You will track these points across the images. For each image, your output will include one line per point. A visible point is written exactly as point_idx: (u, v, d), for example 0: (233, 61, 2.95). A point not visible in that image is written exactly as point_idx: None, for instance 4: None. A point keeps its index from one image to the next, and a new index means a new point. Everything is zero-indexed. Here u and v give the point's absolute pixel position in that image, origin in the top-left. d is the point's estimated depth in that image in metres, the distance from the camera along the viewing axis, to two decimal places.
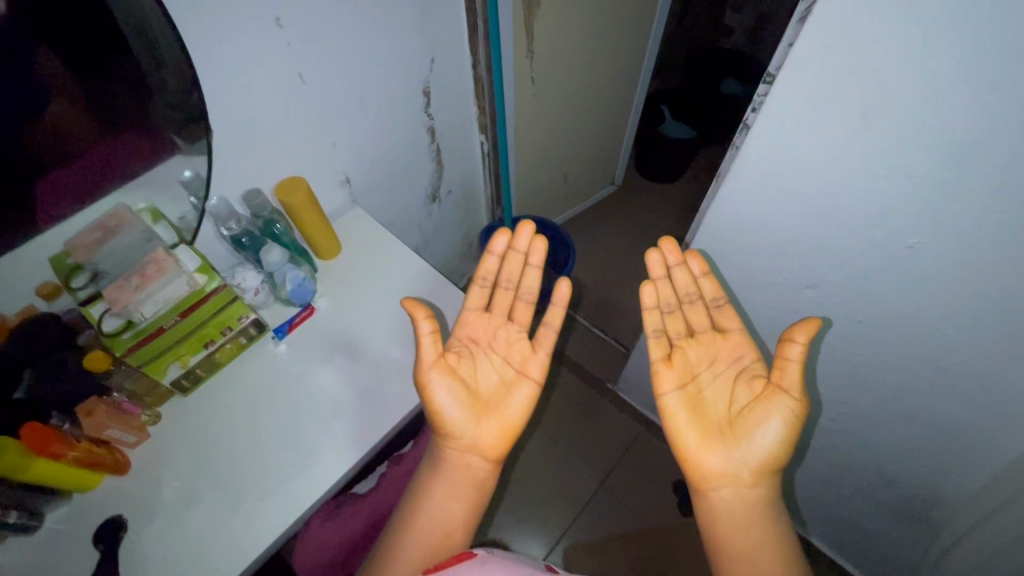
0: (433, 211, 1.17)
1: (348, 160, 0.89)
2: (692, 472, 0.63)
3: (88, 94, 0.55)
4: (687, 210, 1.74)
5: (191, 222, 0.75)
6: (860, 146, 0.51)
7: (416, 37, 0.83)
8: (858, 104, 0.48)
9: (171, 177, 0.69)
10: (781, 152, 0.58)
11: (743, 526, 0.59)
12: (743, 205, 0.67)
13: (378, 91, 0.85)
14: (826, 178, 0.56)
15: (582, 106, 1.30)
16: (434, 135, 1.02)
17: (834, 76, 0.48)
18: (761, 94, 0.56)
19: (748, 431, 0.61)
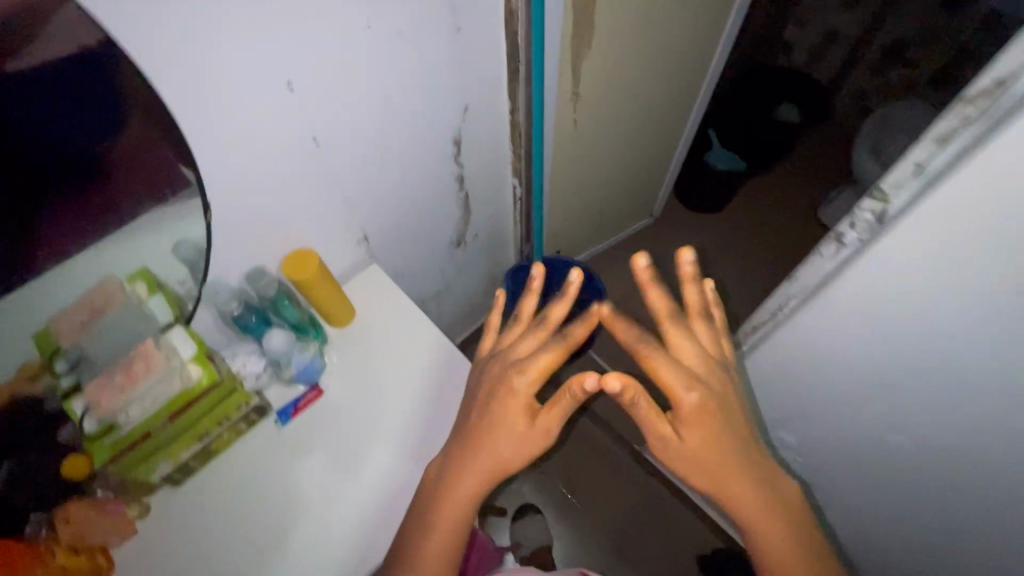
0: (457, 255, 1.08)
1: (367, 217, 0.80)
2: None
3: (62, 140, 0.46)
4: (728, 245, 1.61)
5: (192, 291, 0.65)
6: (993, 300, 0.44)
7: (449, 86, 0.73)
8: (998, 256, 0.41)
9: (164, 249, 0.60)
10: (880, 284, 0.51)
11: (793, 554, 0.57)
12: (823, 328, 0.61)
13: (403, 146, 0.75)
14: (940, 320, 0.49)
15: (626, 141, 1.18)
16: (462, 182, 0.92)
17: (971, 224, 0.41)
18: (865, 216, 0.50)
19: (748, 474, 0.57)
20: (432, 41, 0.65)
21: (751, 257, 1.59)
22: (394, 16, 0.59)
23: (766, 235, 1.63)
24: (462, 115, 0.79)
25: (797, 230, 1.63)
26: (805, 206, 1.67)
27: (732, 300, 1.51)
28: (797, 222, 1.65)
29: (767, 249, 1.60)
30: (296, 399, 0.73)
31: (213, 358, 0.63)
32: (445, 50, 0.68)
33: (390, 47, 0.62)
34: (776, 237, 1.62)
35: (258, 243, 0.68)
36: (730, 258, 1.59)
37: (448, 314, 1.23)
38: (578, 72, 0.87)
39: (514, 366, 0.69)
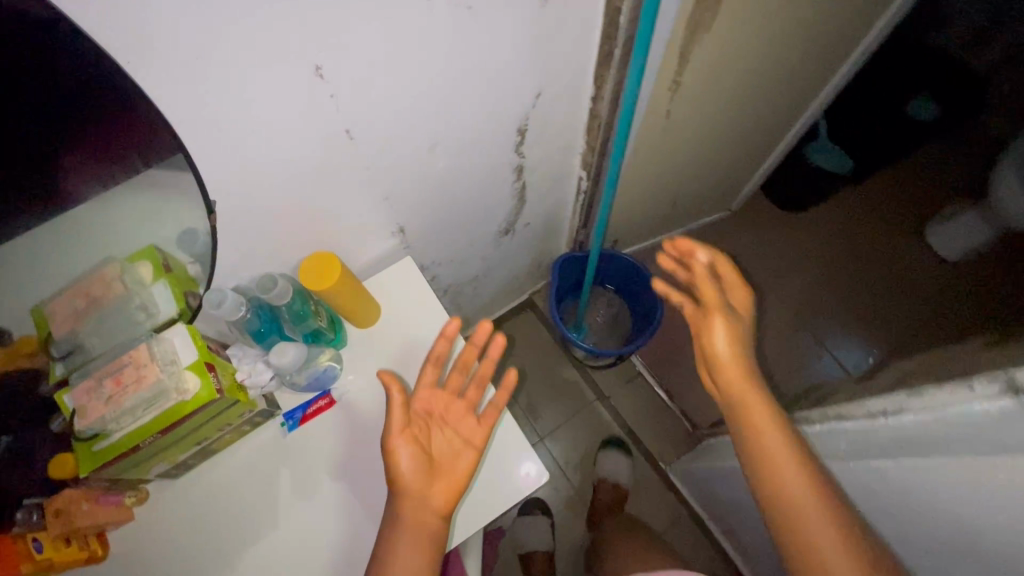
0: (504, 244, 0.96)
1: (406, 211, 0.69)
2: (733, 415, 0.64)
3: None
4: (810, 255, 1.41)
5: (199, 274, 0.58)
6: None
7: (524, 69, 0.59)
8: None
9: (165, 235, 0.52)
10: None
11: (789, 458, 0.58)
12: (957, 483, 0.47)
13: (458, 138, 0.63)
14: None
15: (719, 133, 1.00)
16: (521, 173, 0.78)
17: None
18: None
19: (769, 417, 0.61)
20: (511, 16, 0.51)
21: (832, 272, 1.39)
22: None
23: (856, 248, 1.41)
24: (532, 102, 0.65)
25: (894, 248, 1.41)
26: (910, 219, 1.43)
27: (800, 320, 1.34)
28: (897, 238, 1.42)
29: (855, 267, 1.40)
30: (306, 404, 0.68)
31: (213, 368, 0.56)
32: (527, 27, 0.53)
33: (456, 24, 0.48)
34: (867, 252, 1.41)
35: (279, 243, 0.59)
36: (808, 270, 1.40)
37: (485, 296, 1.14)
38: (687, 58, 0.69)
39: (456, 414, 0.66)
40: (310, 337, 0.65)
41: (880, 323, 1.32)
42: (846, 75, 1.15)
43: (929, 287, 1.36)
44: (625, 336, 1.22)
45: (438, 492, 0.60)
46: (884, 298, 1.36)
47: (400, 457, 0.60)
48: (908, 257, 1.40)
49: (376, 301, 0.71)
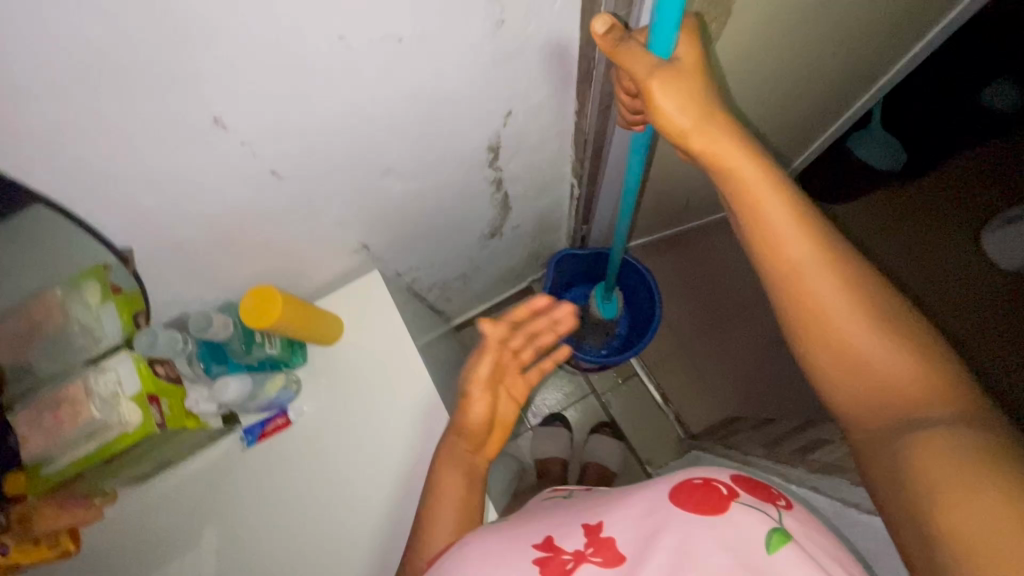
0: (489, 245, 0.91)
1: (369, 230, 0.66)
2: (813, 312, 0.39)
3: None
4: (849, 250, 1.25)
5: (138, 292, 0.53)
6: None
7: (490, 93, 0.52)
8: None
9: (85, 260, 0.47)
10: None
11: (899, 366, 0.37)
12: None
13: (418, 164, 0.57)
14: None
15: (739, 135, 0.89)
16: (500, 184, 0.72)
17: None
18: None
19: (838, 287, 0.39)
20: (463, 47, 0.44)
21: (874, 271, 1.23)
22: (399, 25, 0.38)
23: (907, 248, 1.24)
24: (505, 121, 0.58)
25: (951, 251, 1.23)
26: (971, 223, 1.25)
27: None
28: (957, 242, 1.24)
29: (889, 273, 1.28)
30: (264, 420, 0.68)
31: (159, 397, 0.56)
32: (486, 55, 0.46)
33: (396, 63, 0.42)
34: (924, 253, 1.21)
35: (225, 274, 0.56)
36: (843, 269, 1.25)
37: (476, 286, 1.10)
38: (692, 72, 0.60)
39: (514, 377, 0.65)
40: (267, 364, 0.64)
41: None
42: (912, 60, 0.98)
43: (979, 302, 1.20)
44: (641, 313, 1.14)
45: (490, 443, 0.61)
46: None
47: (474, 405, 0.59)
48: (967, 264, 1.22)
49: (336, 321, 0.69)
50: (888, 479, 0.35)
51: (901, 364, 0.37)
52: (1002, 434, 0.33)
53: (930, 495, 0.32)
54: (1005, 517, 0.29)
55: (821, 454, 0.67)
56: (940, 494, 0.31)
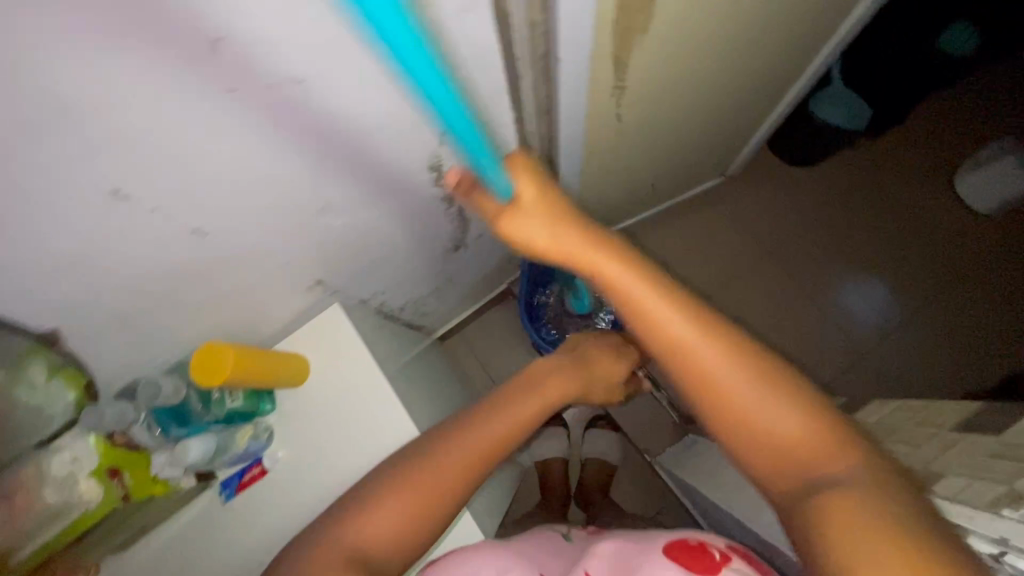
0: (456, 257, 0.89)
1: (319, 267, 0.63)
2: (707, 391, 0.45)
3: None
4: (814, 227, 1.31)
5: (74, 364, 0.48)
6: None
7: (415, 115, 0.49)
8: None
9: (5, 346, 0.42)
10: None
11: (781, 415, 0.43)
12: None
13: (356, 195, 0.55)
14: None
15: (696, 117, 0.87)
16: (452, 200, 0.69)
17: None
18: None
19: (726, 365, 0.45)
20: (371, 76, 0.41)
21: (840, 246, 1.30)
22: (294, 69, 0.36)
23: (868, 220, 1.30)
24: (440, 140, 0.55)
25: (911, 217, 1.29)
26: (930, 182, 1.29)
27: (794, 297, 1.29)
28: (916, 206, 1.29)
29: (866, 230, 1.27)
30: (242, 470, 0.66)
31: (115, 469, 0.55)
32: (401, 80, 0.44)
33: (300, 104, 0.39)
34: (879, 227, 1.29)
35: (172, 336, 0.54)
36: (813, 246, 1.30)
37: (453, 298, 1.09)
38: (628, 65, 0.57)
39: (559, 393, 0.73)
40: (234, 419, 0.62)
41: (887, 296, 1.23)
42: (865, 15, 0.96)
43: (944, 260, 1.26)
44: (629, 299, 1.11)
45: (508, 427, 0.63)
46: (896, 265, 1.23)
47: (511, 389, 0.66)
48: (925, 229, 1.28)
49: (298, 361, 0.67)
50: (799, 528, 0.39)
51: (795, 430, 0.43)
52: (891, 489, 0.38)
53: (826, 542, 0.37)
54: (895, 561, 0.34)
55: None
56: (844, 547, 0.36)
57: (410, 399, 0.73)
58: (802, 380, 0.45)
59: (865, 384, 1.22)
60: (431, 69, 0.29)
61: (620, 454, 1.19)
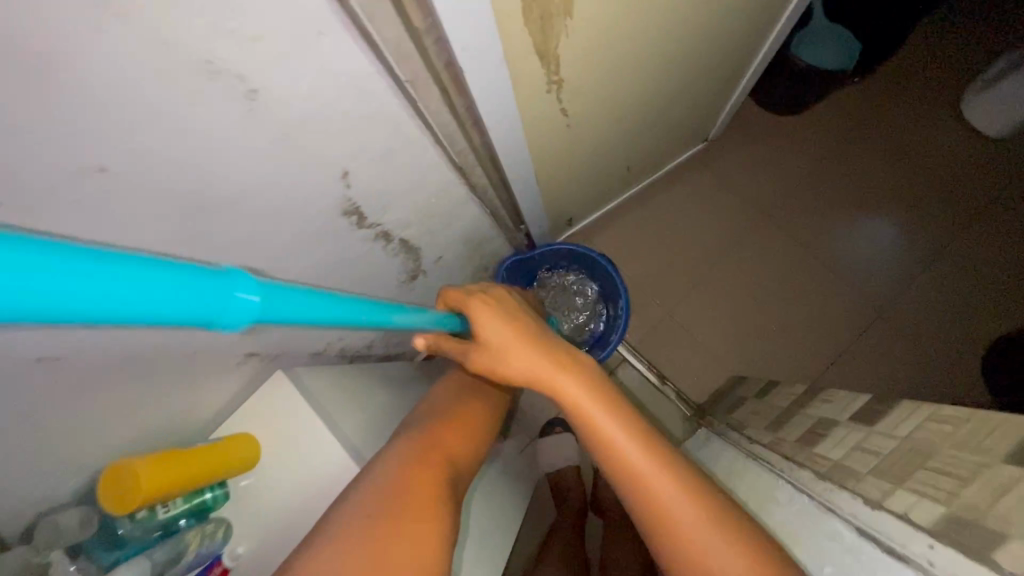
0: (417, 287, 0.81)
1: (247, 339, 0.55)
2: (650, 506, 0.48)
3: None
4: (807, 183, 1.22)
5: None
6: None
7: (305, 167, 0.40)
8: None
9: None
10: None
11: (716, 536, 0.46)
12: None
13: (262, 264, 0.47)
14: None
15: (662, 92, 0.77)
16: (389, 236, 0.60)
17: None
18: None
19: (671, 480, 0.48)
20: (217, 137, 0.32)
21: (838, 198, 1.20)
22: (97, 153, 0.27)
23: (863, 168, 1.21)
24: (347, 182, 0.46)
25: (907, 160, 1.20)
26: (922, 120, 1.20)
27: (797, 260, 1.19)
28: (912, 148, 1.20)
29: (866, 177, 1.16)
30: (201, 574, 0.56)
31: None
32: (264, 133, 0.35)
33: (132, 191, 0.31)
34: (874, 175, 1.20)
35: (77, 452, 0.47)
36: (807, 204, 1.21)
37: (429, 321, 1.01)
38: (558, 54, 0.48)
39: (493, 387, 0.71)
40: (189, 517, 0.56)
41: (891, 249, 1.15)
42: None
43: (948, 199, 1.17)
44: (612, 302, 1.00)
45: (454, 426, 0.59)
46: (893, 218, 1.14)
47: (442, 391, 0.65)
48: (924, 170, 1.19)
49: (246, 441, 0.60)
50: None
51: (733, 554, 0.45)
52: None
53: None
54: None
55: (824, 444, 0.59)
56: None
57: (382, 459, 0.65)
58: (728, 505, 0.48)
59: (884, 343, 1.12)
60: (301, 298, 0.33)
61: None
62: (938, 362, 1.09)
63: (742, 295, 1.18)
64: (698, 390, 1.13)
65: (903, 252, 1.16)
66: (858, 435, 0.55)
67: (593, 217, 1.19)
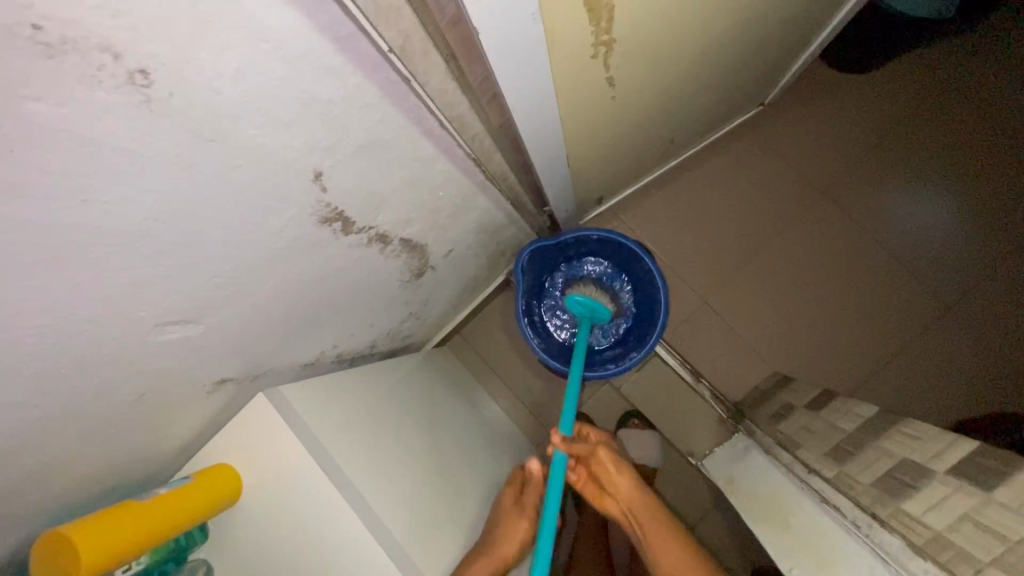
0: (424, 282, 0.70)
1: (214, 366, 0.46)
2: None
3: None
4: (872, 157, 1.06)
5: None
6: None
7: (247, 168, 0.29)
8: None
9: None
10: None
11: None
12: None
13: (214, 290, 0.36)
14: None
15: (727, 50, 0.63)
16: (387, 234, 0.49)
17: None
18: None
19: None
20: (91, 146, 0.21)
21: (907, 176, 1.04)
22: None
23: (938, 142, 1.04)
24: (321, 184, 0.35)
25: (989, 131, 1.03)
26: (1011, 80, 1.03)
27: (851, 242, 1.04)
28: (997, 116, 1.03)
29: (927, 152, 1.04)
30: None
31: None
32: (167, 132, 0.23)
33: None
34: (950, 148, 1.04)
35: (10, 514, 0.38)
36: (870, 182, 1.05)
37: (437, 313, 0.90)
38: (612, 5, 0.35)
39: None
40: (165, 564, 0.50)
41: (960, 224, 1.02)
42: None
43: None
44: (639, 293, 0.91)
45: None
46: (957, 192, 1.03)
47: None
48: (1010, 144, 1.02)
49: (226, 475, 0.53)
50: None
51: None
52: None
53: None
54: None
55: (915, 504, 0.49)
56: None
57: (383, 496, 0.56)
58: None
59: (948, 342, 0.99)
60: None
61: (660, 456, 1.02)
62: (1010, 370, 0.96)
63: (788, 283, 1.05)
64: (735, 389, 1.02)
65: (978, 238, 1.01)
66: (965, 503, 0.44)
67: (624, 194, 1.05)
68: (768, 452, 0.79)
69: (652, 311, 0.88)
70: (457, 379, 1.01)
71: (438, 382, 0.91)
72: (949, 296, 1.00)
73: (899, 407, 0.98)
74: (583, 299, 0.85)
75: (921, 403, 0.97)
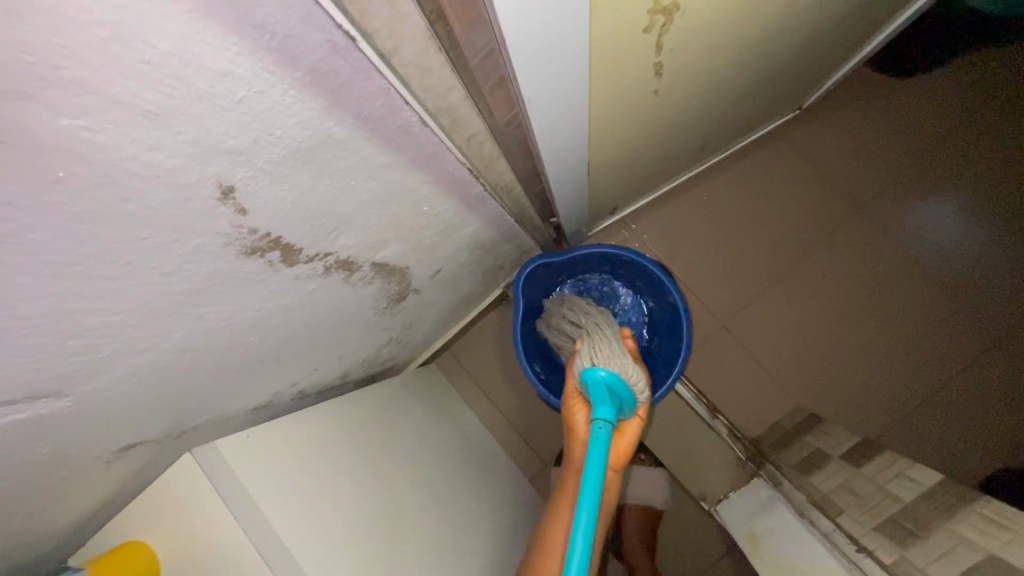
0: (407, 305, 0.58)
1: (115, 433, 0.34)
2: None
3: None
4: (912, 171, 0.95)
5: None
6: None
7: (91, 190, 0.17)
8: None
9: None
10: None
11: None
12: None
13: (79, 354, 0.24)
14: None
15: (784, 38, 0.52)
16: (355, 259, 0.37)
17: None
18: None
19: None
20: None
21: (949, 192, 0.94)
22: None
23: (987, 156, 0.94)
24: (236, 204, 0.23)
25: None
26: None
27: (888, 264, 0.94)
28: None
29: (975, 166, 0.94)
30: None
31: None
32: None
33: None
34: (1001, 162, 0.93)
35: None
36: (910, 198, 0.95)
37: (424, 333, 0.78)
38: None
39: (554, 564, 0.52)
40: None
41: (1011, 246, 0.91)
42: None
43: None
44: (654, 317, 0.80)
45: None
46: (1008, 211, 0.92)
47: None
48: None
49: (131, 552, 0.42)
50: None
51: None
52: None
53: None
54: None
55: None
56: None
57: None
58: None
59: (997, 378, 0.88)
60: None
61: (668, 497, 0.91)
62: None
63: (817, 307, 0.94)
64: (754, 424, 0.91)
65: None
66: None
67: (639, 203, 0.94)
68: (798, 508, 0.69)
69: (671, 338, 0.77)
70: (444, 405, 0.90)
71: (423, 413, 0.79)
72: (998, 329, 0.90)
73: (935, 451, 0.87)
74: (607, 377, 0.56)
75: (965, 446, 0.87)
